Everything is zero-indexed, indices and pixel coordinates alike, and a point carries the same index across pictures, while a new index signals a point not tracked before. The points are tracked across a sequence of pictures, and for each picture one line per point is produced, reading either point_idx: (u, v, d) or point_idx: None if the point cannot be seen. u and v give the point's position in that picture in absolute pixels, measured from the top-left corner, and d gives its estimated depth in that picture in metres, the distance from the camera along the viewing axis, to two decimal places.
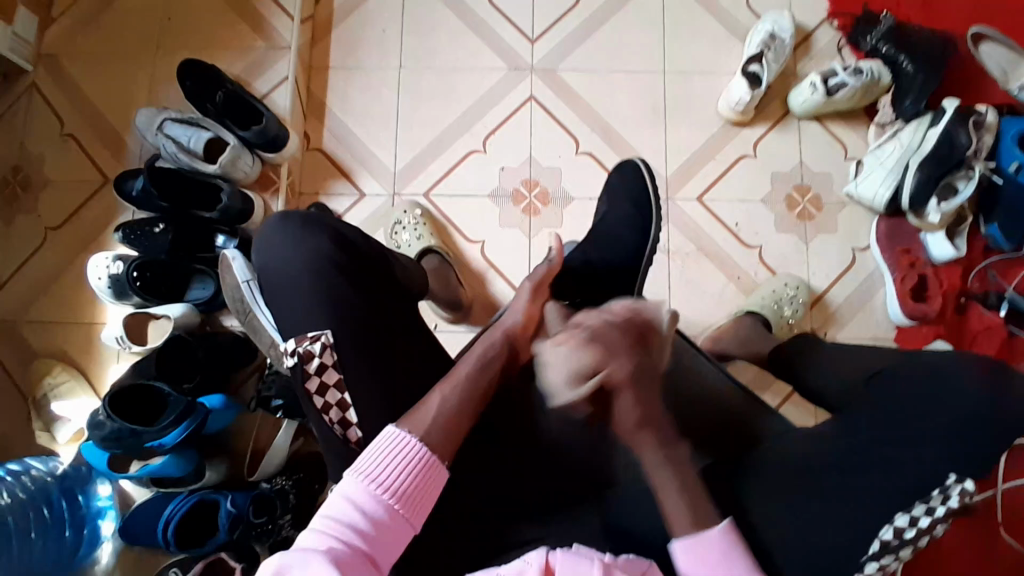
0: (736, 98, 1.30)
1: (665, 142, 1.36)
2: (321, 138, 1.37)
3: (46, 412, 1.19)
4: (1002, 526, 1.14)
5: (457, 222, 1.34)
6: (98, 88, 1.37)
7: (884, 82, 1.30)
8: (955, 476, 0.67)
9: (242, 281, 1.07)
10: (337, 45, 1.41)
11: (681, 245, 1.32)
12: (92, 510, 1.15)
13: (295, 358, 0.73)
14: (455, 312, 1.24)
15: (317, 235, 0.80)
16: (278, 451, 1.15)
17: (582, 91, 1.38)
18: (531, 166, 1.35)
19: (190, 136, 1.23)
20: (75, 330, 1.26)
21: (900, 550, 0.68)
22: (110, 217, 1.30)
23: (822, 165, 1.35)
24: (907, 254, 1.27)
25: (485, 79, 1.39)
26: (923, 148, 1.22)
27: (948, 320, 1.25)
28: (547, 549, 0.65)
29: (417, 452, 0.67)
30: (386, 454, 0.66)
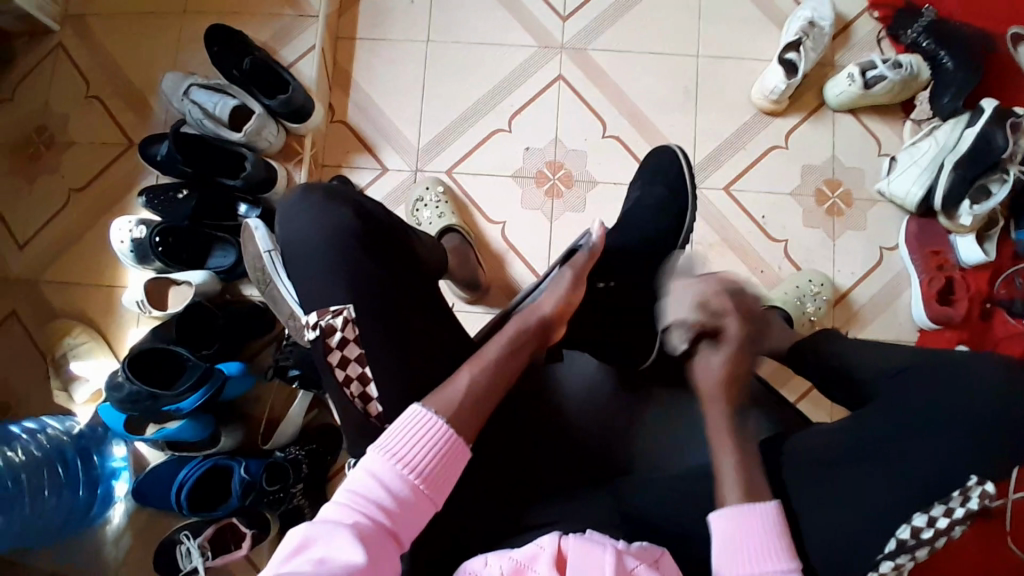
0: (770, 87, 1.27)
1: (694, 129, 1.33)
2: (345, 110, 1.36)
3: (65, 372, 1.22)
4: (1010, 536, 1.13)
5: (479, 202, 1.32)
6: (125, 50, 1.36)
7: (923, 77, 1.27)
8: (976, 478, 0.66)
9: (264, 251, 1.06)
10: (365, 15, 1.39)
11: (704, 235, 1.30)
12: (107, 471, 1.17)
13: (318, 330, 0.74)
14: (474, 292, 1.24)
15: (343, 207, 0.80)
16: (293, 421, 1.16)
17: (611, 73, 1.36)
18: (556, 147, 1.33)
19: (215, 103, 1.22)
20: (95, 292, 1.26)
21: (916, 551, 0.66)
22: (133, 181, 1.31)
23: (854, 160, 1.32)
24: (936, 255, 1.24)
25: (514, 56, 1.37)
26: (959, 147, 1.19)
27: (973, 324, 1.23)
28: (559, 534, 0.65)
29: (441, 431, 0.66)
30: (410, 433, 0.66)
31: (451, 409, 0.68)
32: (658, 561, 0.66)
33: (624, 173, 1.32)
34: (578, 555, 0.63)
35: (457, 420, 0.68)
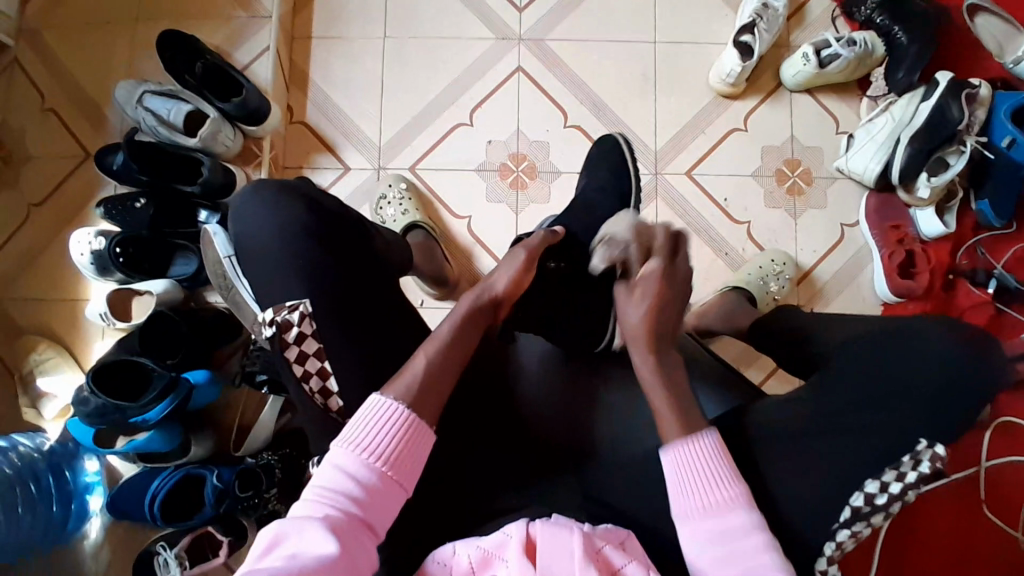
0: (726, 71, 1.28)
1: (656, 115, 1.34)
2: (304, 111, 1.35)
3: (34, 389, 1.20)
4: (984, 502, 1.15)
5: (444, 197, 1.32)
6: (78, 61, 1.34)
7: (878, 54, 1.28)
8: (925, 441, 0.69)
9: (224, 255, 1.05)
10: (319, 14, 1.38)
11: (669, 220, 1.31)
12: (80, 486, 1.16)
13: (273, 327, 0.73)
14: (442, 288, 1.24)
15: (292, 205, 0.79)
16: (264, 426, 1.16)
17: (570, 62, 1.36)
18: (519, 139, 1.33)
19: (170, 109, 1.21)
20: (59, 306, 1.25)
21: (873, 518, 0.69)
22: (92, 192, 1.29)
23: (813, 139, 1.33)
24: (896, 229, 1.26)
25: (471, 49, 1.36)
26: (915, 122, 1.20)
27: (937, 295, 1.25)
28: (526, 522, 0.66)
29: (403, 415, 0.66)
30: (371, 420, 0.66)
31: (411, 400, 0.68)
32: (623, 543, 0.67)
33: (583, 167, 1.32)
34: (548, 537, 0.64)
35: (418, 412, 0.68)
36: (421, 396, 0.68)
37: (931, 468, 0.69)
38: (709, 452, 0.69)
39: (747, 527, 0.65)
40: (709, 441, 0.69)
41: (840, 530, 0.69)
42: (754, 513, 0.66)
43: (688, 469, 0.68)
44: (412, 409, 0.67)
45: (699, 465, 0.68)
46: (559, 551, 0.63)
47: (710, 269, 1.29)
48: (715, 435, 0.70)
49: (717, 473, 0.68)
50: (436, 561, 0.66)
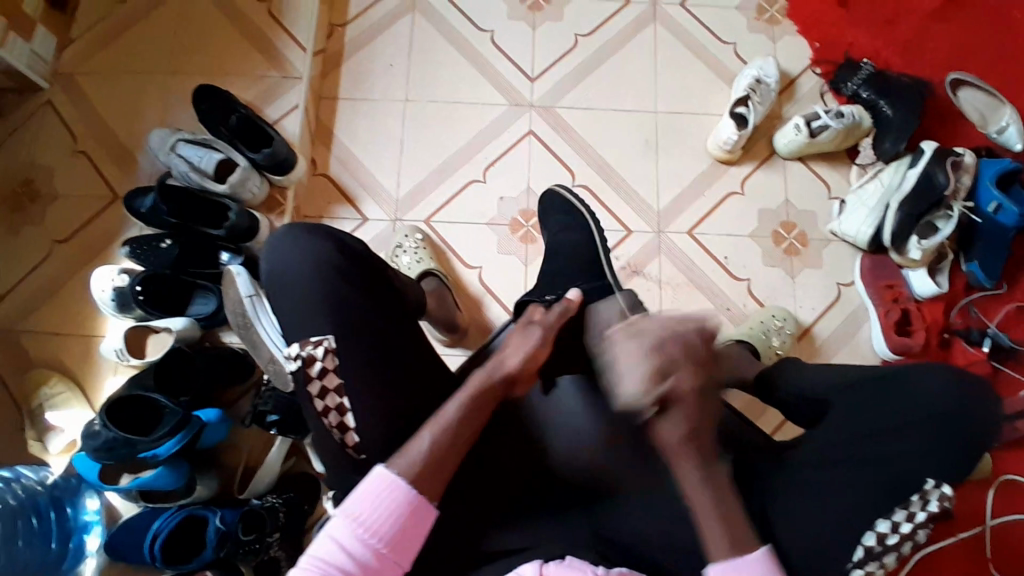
0: (724, 138, 1.37)
1: (658, 175, 1.42)
2: (327, 163, 1.43)
3: (41, 422, 1.20)
4: (991, 562, 1.14)
5: (456, 248, 1.38)
6: (114, 110, 1.42)
7: (864, 126, 1.38)
8: (932, 481, 0.71)
9: (245, 295, 1.12)
10: (345, 77, 1.48)
11: (672, 275, 1.36)
12: (79, 524, 1.13)
13: (299, 361, 0.76)
14: (452, 334, 1.28)
15: (326, 240, 0.83)
16: (270, 469, 1.16)
17: (577, 127, 1.45)
18: (529, 195, 1.41)
19: (202, 157, 1.28)
20: (74, 342, 1.27)
21: (884, 557, 0.72)
22: (117, 233, 1.34)
23: (806, 203, 1.41)
24: (890, 288, 1.32)
25: (486, 113, 1.46)
26: (903, 187, 1.28)
27: (933, 352, 1.29)
28: (540, 563, 0.71)
29: (406, 497, 0.69)
30: (373, 495, 0.69)
31: (451, 428, 0.73)
32: None
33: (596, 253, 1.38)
34: None
35: (424, 472, 0.70)
36: (456, 432, 0.73)
37: (940, 507, 0.71)
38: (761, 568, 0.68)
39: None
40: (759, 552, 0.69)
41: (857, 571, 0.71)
42: None
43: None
44: (445, 439, 0.72)
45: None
46: None
47: None
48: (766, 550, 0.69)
49: None
50: None
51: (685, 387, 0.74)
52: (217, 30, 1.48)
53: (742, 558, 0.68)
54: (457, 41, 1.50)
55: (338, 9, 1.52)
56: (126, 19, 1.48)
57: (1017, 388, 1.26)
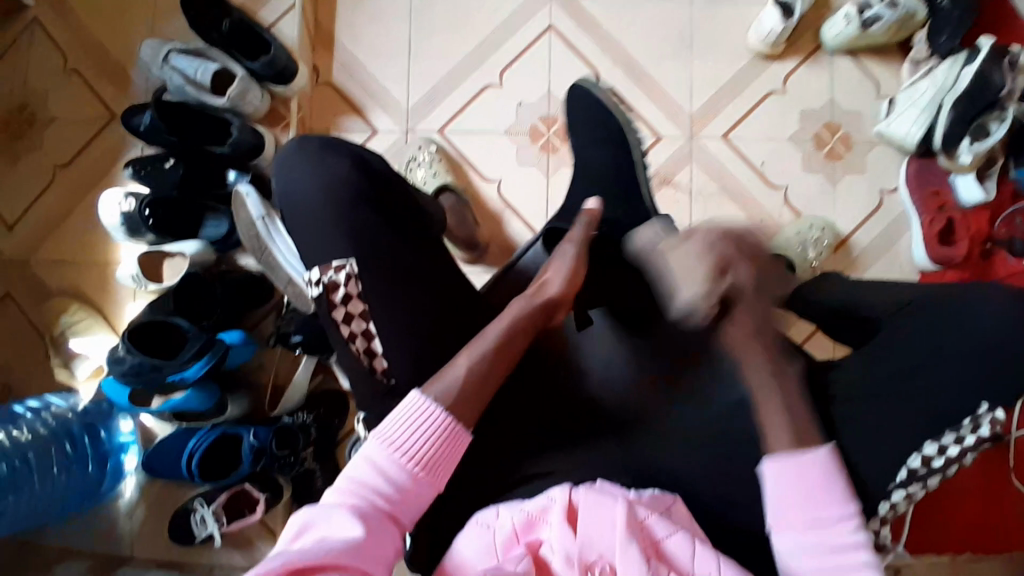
0: (766, 30, 1.23)
1: (691, 75, 1.30)
2: (330, 71, 1.32)
3: (66, 349, 1.20)
4: (1016, 474, 1.14)
5: (473, 160, 1.30)
6: (100, 17, 1.31)
7: (920, 17, 1.23)
8: (986, 405, 0.68)
9: (257, 217, 1.08)
10: None
11: (703, 185, 1.28)
12: (115, 446, 1.16)
13: (321, 287, 0.73)
14: (472, 252, 1.23)
15: (337, 156, 0.77)
16: (299, 387, 1.15)
17: (603, 22, 1.32)
18: (550, 101, 1.30)
19: (196, 69, 1.19)
20: (90, 269, 1.25)
21: (928, 479, 0.70)
22: (119, 154, 1.28)
23: (852, 102, 1.29)
24: (937, 195, 1.23)
25: (502, 8, 1.32)
26: (957, 87, 1.16)
27: (974, 264, 1.21)
28: (570, 488, 0.66)
29: (442, 420, 0.67)
30: (411, 420, 0.66)
31: (491, 354, 0.71)
32: (669, 508, 0.67)
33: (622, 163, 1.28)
34: (589, 504, 0.63)
35: (461, 399, 0.68)
36: (494, 361, 0.71)
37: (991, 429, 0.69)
38: (822, 467, 0.65)
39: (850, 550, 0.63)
40: (824, 452, 0.65)
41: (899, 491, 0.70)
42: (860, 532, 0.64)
43: (794, 477, 0.65)
44: (481, 368, 0.70)
45: (813, 475, 0.65)
46: (600, 516, 0.62)
47: None
48: (830, 450, 0.66)
49: (830, 487, 0.65)
50: (478, 524, 0.66)
51: (743, 280, 0.72)
52: None
53: (806, 453, 0.65)
54: None
55: None
56: None
57: None
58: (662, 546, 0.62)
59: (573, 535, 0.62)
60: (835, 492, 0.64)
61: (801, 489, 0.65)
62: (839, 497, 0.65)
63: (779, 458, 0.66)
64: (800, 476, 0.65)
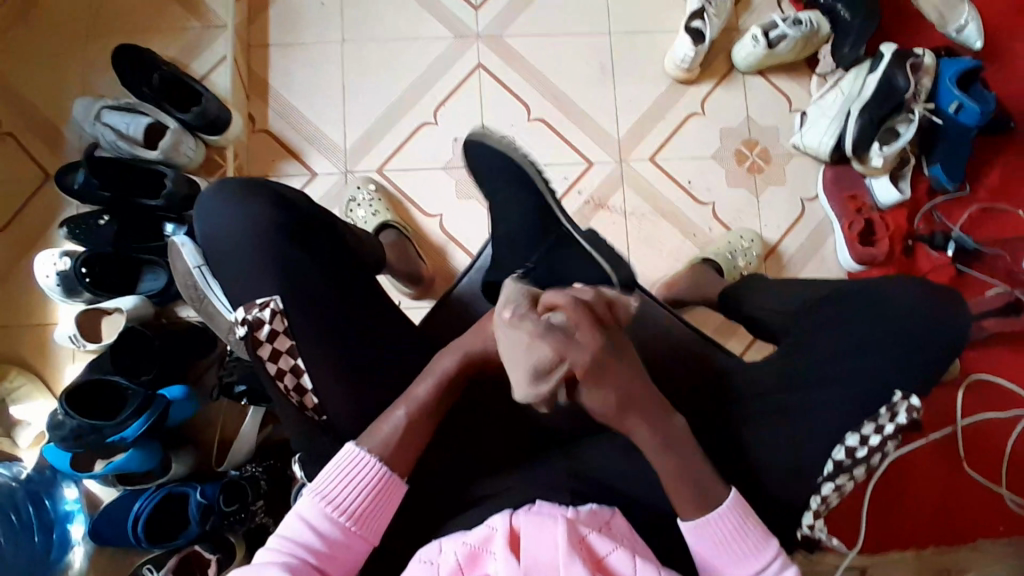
0: (680, 57, 1.31)
1: (616, 101, 1.36)
2: (266, 118, 1.34)
3: (6, 417, 1.15)
4: (964, 460, 1.20)
5: (413, 197, 1.33)
6: (28, 80, 1.31)
7: (823, 33, 1.32)
8: (901, 393, 0.73)
9: (193, 266, 1.07)
10: (275, 21, 1.37)
11: (636, 205, 1.33)
12: (60, 514, 1.11)
13: (246, 326, 0.71)
14: (417, 287, 1.24)
15: (259, 199, 0.78)
16: (246, 440, 1.14)
17: (528, 57, 1.38)
18: (484, 135, 1.35)
19: (129, 124, 1.19)
20: (26, 333, 1.21)
21: (854, 469, 0.73)
22: (51, 214, 1.26)
23: (768, 118, 1.37)
24: (854, 199, 1.31)
25: (431, 48, 1.37)
26: (864, 95, 1.26)
27: (897, 260, 1.30)
28: (511, 514, 0.66)
29: (376, 473, 0.68)
30: (344, 474, 0.68)
31: (428, 396, 0.72)
32: (608, 522, 0.68)
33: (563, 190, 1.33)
34: (530, 529, 0.64)
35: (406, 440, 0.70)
36: (434, 401, 0.72)
37: (908, 418, 0.73)
38: (733, 517, 0.68)
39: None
40: (730, 504, 0.68)
41: (834, 478, 0.73)
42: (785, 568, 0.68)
43: (712, 533, 0.67)
44: (417, 410, 0.71)
45: (727, 530, 0.67)
46: (542, 540, 0.62)
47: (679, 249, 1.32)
48: (737, 497, 0.69)
49: (744, 536, 0.68)
50: (421, 559, 0.65)
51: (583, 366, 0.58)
52: None
53: (709, 515, 0.68)
54: None
55: None
56: None
57: (983, 287, 1.27)
58: (604, 562, 0.63)
59: (517, 562, 0.61)
60: (749, 537, 0.68)
61: (719, 549, 0.68)
62: (755, 540, 0.68)
63: (688, 522, 0.68)
64: (715, 530, 0.67)
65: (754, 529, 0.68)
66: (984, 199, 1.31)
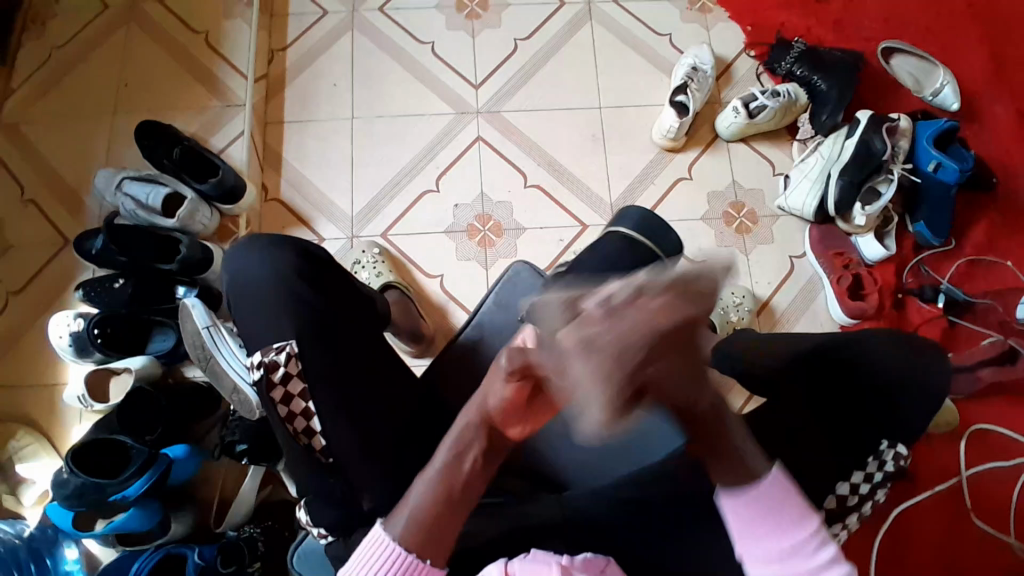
0: (667, 126, 1.40)
1: (607, 168, 1.44)
2: (278, 187, 1.43)
3: (11, 476, 1.17)
4: (972, 512, 1.18)
5: (415, 259, 1.38)
6: (57, 154, 1.41)
7: (802, 102, 1.42)
8: (887, 442, 0.77)
9: (202, 327, 1.12)
10: (290, 100, 1.48)
11: None
12: (59, 575, 1.09)
13: (261, 369, 0.75)
14: (419, 345, 1.28)
15: (286, 252, 0.84)
16: (245, 499, 1.15)
17: (523, 128, 1.47)
18: (483, 201, 1.42)
19: (148, 193, 1.28)
20: (36, 393, 1.24)
21: (847, 517, 0.77)
22: (70, 278, 1.32)
23: (753, 182, 1.44)
24: (840, 256, 1.36)
25: (434, 123, 1.47)
26: (842, 158, 1.33)
27: (888, 314, 1.32)
28: (506, 561, 0.64)
29: (403, 560, 0.61)
30: (371, 561, 0.62)
31: (446, 471, 0.63)
32: (605, 570, 0.65)
33: (558, 252, 1.39)
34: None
35: (424, 527, 0.61)
36: (450, 479, 0.63)
37: (895, 465, 0.77)
38: (778, 490, 0.59)
39: (824, 563, 0.59)
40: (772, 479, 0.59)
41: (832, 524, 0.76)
42: (828, 549, 0.60)
43: (748, 516, 0.60)
44: (437, 492, 0.62)
45: (762, 507, 0.60)
46: None
47: None
48: (778, 472, 0.59)
49: (783, 515, 0.60)
50: None
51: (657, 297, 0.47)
52: (154, 64, 1.48)
53: (758, 484, 0.59)
54: (398, 56, 1.52)
55: (276, 33, 1.53)
56: (65, 63, 1.47)
57: (977, 339, 1.29)
58: None
59: None
60: (790, 516, 0.60)
61: (754, 527, 0.60)
62: (795, 522, 0.60)
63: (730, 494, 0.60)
64: (753, 504, 0.60)
65: (795, 503, 0.60)
66: (970, 253, 1.36)
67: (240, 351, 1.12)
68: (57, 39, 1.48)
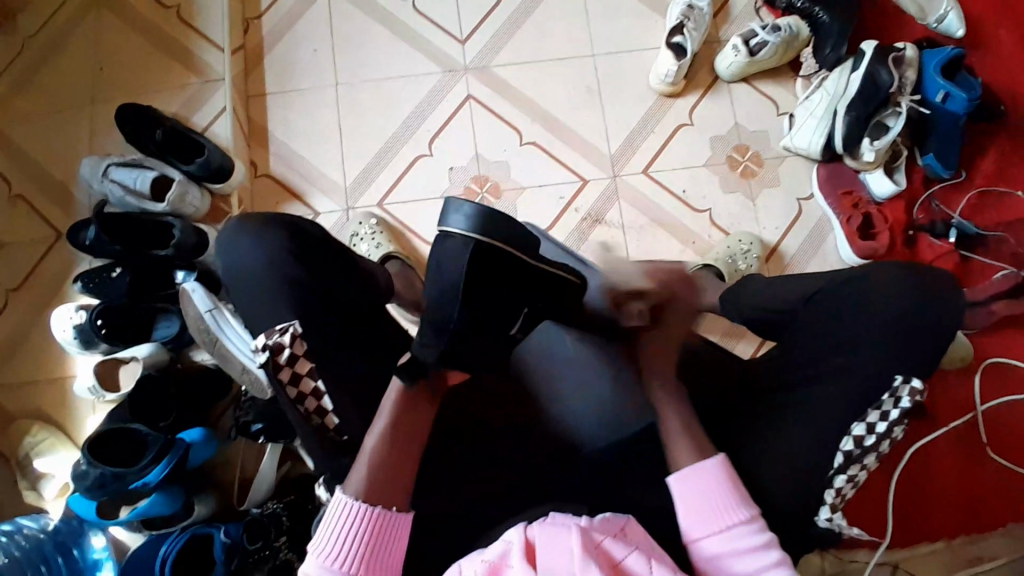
0: (664, 71, 1.34)
1: (605, 119, 1.39)
2: (267, 163, 1.39)
3: (31, 471, 1.18)
4: (987, 445, 1.18)
5: (413, 226, 1.35)
6: (40, 146, 1.37)
7: (803, 36, 1.36)
8: (902, 378, 0.74)
9: (204, 310, 1.10)
10: (271, 70, 1.43)
11: (634, 219, 1.35)
12: (88, 563, 1.11)
13: (266, 352, 0.73)
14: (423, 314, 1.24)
15: (275, 232, 0.82)
16: (265, 477, 1.15)
17: (514, 83, 1.42)
18: (479, 162, 1.38)
19: (135, 178, 1.25)
20: (48, 388, 1.25)
21: (865, 459, 0.74)
22: (68, 270, 1.30)
23: (756, 124, 1.39)
24: (850, 196, 1.32)
25: (422, 84, 1.42)
26: (848, 92, 1.27)
27: (901, 251, 1.29)
28: (524, 525, 0.61)
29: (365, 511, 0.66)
30: (337, 523, 0.66)
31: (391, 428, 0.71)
32: (623, 529, 0.64)
33: (559, 211, 1.35)
34: (547, 539, 0.60)
35: (379, 477, 0.68)
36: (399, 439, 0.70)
37: (912, 402, 0.73)
38: (715, 477, 0.71)
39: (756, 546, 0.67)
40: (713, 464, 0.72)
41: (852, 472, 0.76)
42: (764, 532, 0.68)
43: (693, 496, 0.71)
44: (387, 448, 0.70)
45: (705, 488, 0.70)
46: (558, 550, 0.58)
47: (679, 257, 1.33)
48: (721, 458, 0.72)
49: (725, 498, 0.70)
50: None
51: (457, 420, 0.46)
52: (126, 44, 1.42)
53: (699, 465, 0.72)
54: (381, 17, 1.45)
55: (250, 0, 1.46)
56: (35, 51, 1.41)
57: (990, 272, 1.27)
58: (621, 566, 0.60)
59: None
60: (727, 499, 0.70)
61: (698, 499, 0.70)
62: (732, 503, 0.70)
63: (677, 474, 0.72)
64: (697, 484, 0.71)
65: (732, 490, 0.70)
66: (981, 184, 1.31)
67: (244, 332, 1.11)
68: (25, 25, 1.43)
